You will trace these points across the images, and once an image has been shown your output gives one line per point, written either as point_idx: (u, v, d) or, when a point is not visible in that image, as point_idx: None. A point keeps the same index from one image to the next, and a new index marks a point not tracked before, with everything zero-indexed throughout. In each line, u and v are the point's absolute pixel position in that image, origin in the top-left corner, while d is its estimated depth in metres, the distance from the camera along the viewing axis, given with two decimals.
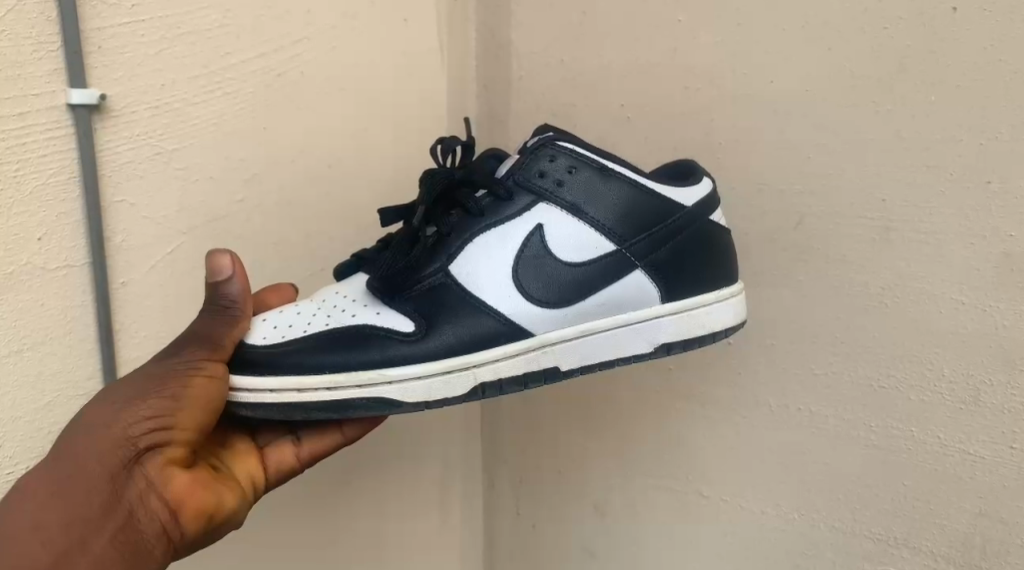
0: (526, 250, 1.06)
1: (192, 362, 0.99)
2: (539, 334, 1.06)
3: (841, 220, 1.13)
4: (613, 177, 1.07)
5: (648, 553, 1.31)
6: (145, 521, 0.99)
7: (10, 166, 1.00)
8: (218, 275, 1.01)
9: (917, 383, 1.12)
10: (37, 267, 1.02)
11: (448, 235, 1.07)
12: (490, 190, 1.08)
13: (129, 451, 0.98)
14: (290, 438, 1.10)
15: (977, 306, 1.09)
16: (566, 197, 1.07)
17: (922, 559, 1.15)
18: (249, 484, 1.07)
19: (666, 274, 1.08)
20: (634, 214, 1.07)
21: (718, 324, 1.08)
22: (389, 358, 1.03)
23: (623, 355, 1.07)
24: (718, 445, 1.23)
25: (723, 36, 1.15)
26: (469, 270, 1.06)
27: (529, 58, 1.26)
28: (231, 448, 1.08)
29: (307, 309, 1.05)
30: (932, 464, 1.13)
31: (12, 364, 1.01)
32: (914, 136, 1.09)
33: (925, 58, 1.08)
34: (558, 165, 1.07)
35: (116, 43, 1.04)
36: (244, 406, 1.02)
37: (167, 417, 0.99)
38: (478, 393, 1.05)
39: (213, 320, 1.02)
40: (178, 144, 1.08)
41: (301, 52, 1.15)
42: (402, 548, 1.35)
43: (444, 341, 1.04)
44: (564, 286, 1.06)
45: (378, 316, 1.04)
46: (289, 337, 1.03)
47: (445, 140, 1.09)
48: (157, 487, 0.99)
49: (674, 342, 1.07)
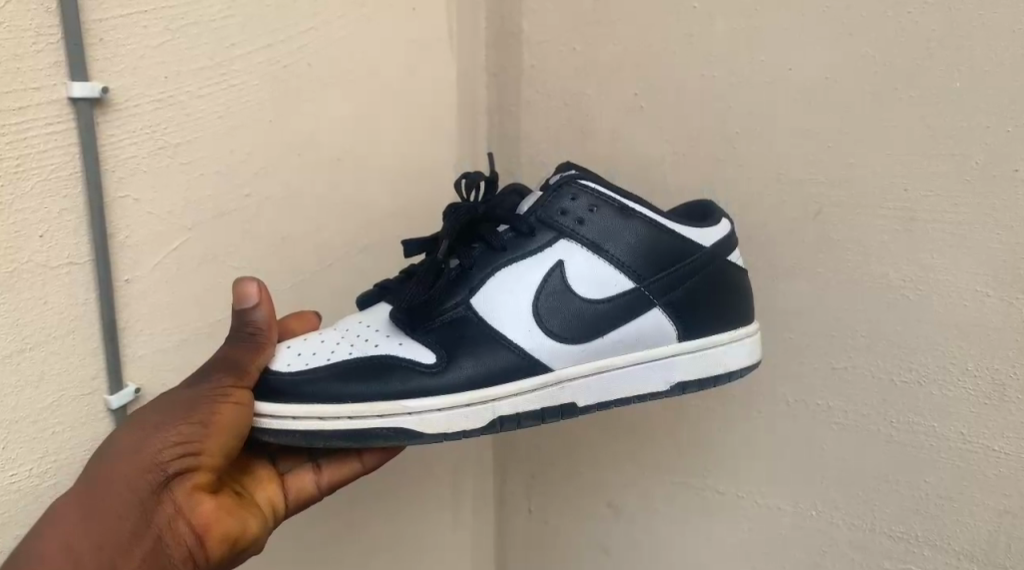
0: (546, 285, 1.05)
1: (218, 389, 0.98)
2: (558, 367, 1.04)
3: (861, 209, 1.11)
4: (633, 217, 1.05)
5: (665, 552, 1.29)
6: (172, 547, 0.97)
7: (12, 161, 0.97)
8: (244, 302, 1.00)
9: (942, 378, 1.10)
10: (40, 265, 0.99)
11: (470, 268, 1.05)
12: (511, 225, 1.07)
13: (158, 476, 0.97)
14: (310, 464, 1.08)
15: (1002, 298, 1.06)
16: (586, 234, 1.05)
17: (945, 558, 1.13)
18: (270, 510, 1.05)
19: (684, 313, 1.06)
20: (654, 254, 1.05)
21: (732, 364, 1.07)
22: (409, 390, 1.01)
23: (639, 393, 1.06)
24: (735, 442, 1.21)
25: (740, 22, 1.13)
26: (491, 301, 1.04)
27: (541, 48, 1.24)
28: (252, 475, 1.06)
29: (330, 337, 1.03)
30: (956, 462, 1.11)
31: (15, 364, 0.99)
32: (939, 123, 1.07)
33: (949, 42, 1.05)
34: (579, 204, 1.05)
35: (117, 35, 1.01)
36: (268, 432, 1.00)
37: (195, 443, 0.98)
38: (497, 425, 1.03)
39: (238, 347, 1.00)
40: (183, 138, 1.06)
41: (308, 43, 1.13)
42: (414, 548, 1.33)
43: (464, 373, 1.02)
44: (584, 322, 1.05)
45: (401, 347, 1.02)
46: (313, 365, 1.01)
47: (470, 173, 1.08)
48: (186, 512, 0.98)
49: (691, 381, 1.06)
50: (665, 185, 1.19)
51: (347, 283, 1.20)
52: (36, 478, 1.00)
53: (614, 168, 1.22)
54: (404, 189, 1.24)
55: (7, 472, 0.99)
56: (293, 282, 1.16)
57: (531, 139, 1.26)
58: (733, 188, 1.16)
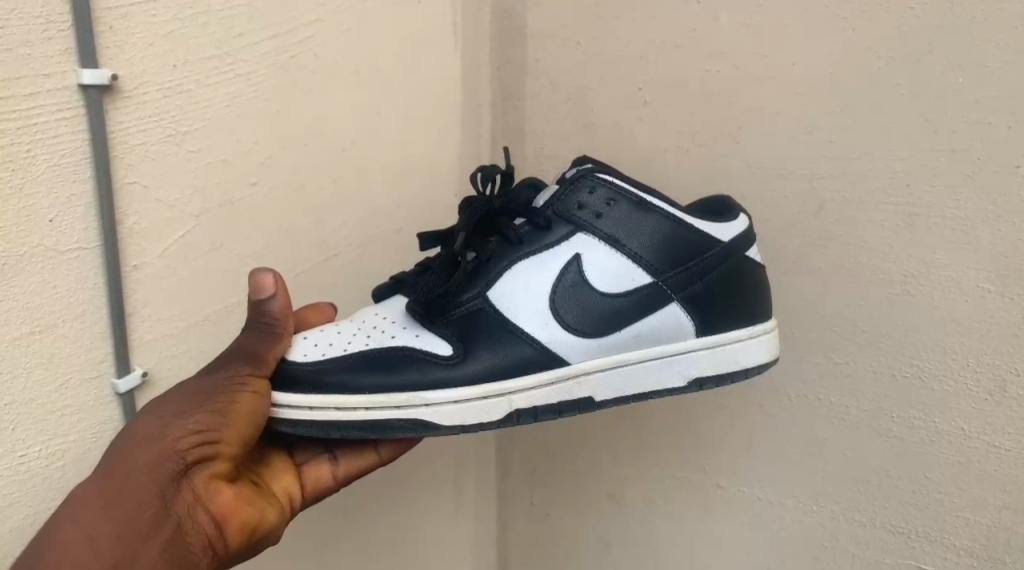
0: (562, 280, 1.06)
1: (237, 378, 0.99)
2: (574, 361, 1.05)
3: (864, 204, 1.11)
4: (651, 211, 1.06)
5: (664, 543, 1.30)
6: (191, 535, 0.98)
7: (21, 146, 0.98)
8: (261, 293, 1.01)
9: (942, 373, 1.11)
10: (48, 249, 1.00)
11: (487, 261, 1.06)
12: (528, 218, 1.08)
13: (177, 465, 0.98)
14: (326, 456, 1.09)
15: (1003, 294, 1.07)
16: (603, 229, 1.06)
17: (944, 553, 1.13)
18: (287, 502, 1.06)
19: (700, 309, 1.07)
20: (672, 248, 1.06)
21: (750, 362, 1.08)
22: (426, 381, 1.02)
23: (655, 388, 1.06)
24: (737, 436, 1.22)
25: (744, 17, 1.14)
26: (507, 295, 1.05)
27: (546, 41, 1.25)
28: (269, 466, 1.07)
29: (347, 328, 1.04)
30: (957, 457, 1.11)
31: (24, 347, 1.00)
32: (941, 119, 1.07)
33: (951, 38, 1.06)
34: (597, 198, 1.07)
35: (127, 23, 1.02)
36: (284, 423, 1.01)
37: (213, 431, 0.99)
38: (515, 418, 1.03)
39: (255, 336, 1.01)
40: (191, 127, 1.07)
41: (314, 34, 1.14)
42: (415, 538, 1.34)
43: (481, 365, 1.03)
44: (600, 316, 1.06)
45: (417, 338, 1.03)
46: (328, 356, 1.02)
47: (484, 168, 1.09)
48: (204, 501, 0.99)
49: (707, 377, 1.07)
50: (668, 178, 1.20)
51: (350, 274, 1.21)
52: (45, 459, 1.01)
53: (619, 162, 1.22)
54: (409, 179, 1.25)
55: (16, 454, 1.00)
56: (298, 272, 1.17)
57: (537, 132, 1.27)
58: (735, 183, 1.17)
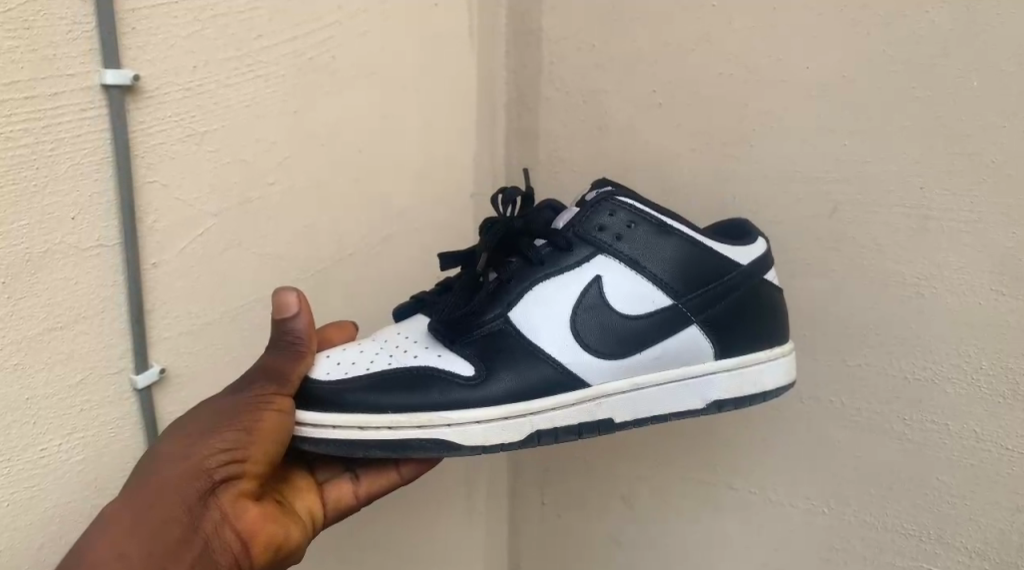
0: (583, 300, 1.07)
1: (263, 397, 1.00)
2: (595, 384, 1.06)
3: (875, 207, 1.12)
4: (671, 234, 1.07)
5: (677, 543, 1.31)
6: (219, 552, 1.00)
7: (46, 144, 0.99)
8: (284, 313, 1.00)
9: (955, 376, 1.11)
10: (71, 246, 1.01)
11: (508, 281, 1.08)
12: (549, 240, 1.09)
13: (205, 483, 0.99)
14: (349, 474, 1.10)
15: (1017, 297, 1.08)
16: (625, 251, 1.07)
17: (955, 556, 1.14)
18: (309, 520, 1.07)
19: (720, 331, 1.08)
20: (692, 270, 1.07)
21: (768, 383, 1.09)
22: (448, 401, 1.03)
23: (675, 410, 1.07)
24: (751, 439, 1.23)
25: (758, 20, 1.15)
26: (529, 317, 1.06)
27: (562, 45, 1.26)
28: (292, 484, 1.08)
29: (370, 348, 1.05)
30: (971, 461, 1.12)
31: (47, 343, 1.01)
32: (955, 122, 1.08)
33: (967, 42, 1.06)
34: (617, 220, 1.07)
35: (150, 25, 1.03)
36: (309, 442, 1.02)
37: (240, 450, 1.00)
38: (536, 438, 1.05)
39: (280, 356, 1.02)
40: (210, 127, 1.08)
41: (331, 36, 1.16)
42: (428, 537, 1.35)
43: (504, 386, 1.05)
44: (621, 338, 1.07)
45: (440, 358, 1.05)
46: (353, 375, 1.03)
47: (506, 189, 1.10)
48: (231, 519, 1.00)
49: (726, 399, 1.08)
50: (680, 180, 1.21)
51: (364, 274, 1.23)
52: (62, 454, 1.02)
53: (632, 164, 1.24)
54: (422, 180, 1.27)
55: (37, 447, 1.01)
56: (314, 270, 1.18)
57: (552, 134, 1.28)
58: (749, 186, 1.18)
